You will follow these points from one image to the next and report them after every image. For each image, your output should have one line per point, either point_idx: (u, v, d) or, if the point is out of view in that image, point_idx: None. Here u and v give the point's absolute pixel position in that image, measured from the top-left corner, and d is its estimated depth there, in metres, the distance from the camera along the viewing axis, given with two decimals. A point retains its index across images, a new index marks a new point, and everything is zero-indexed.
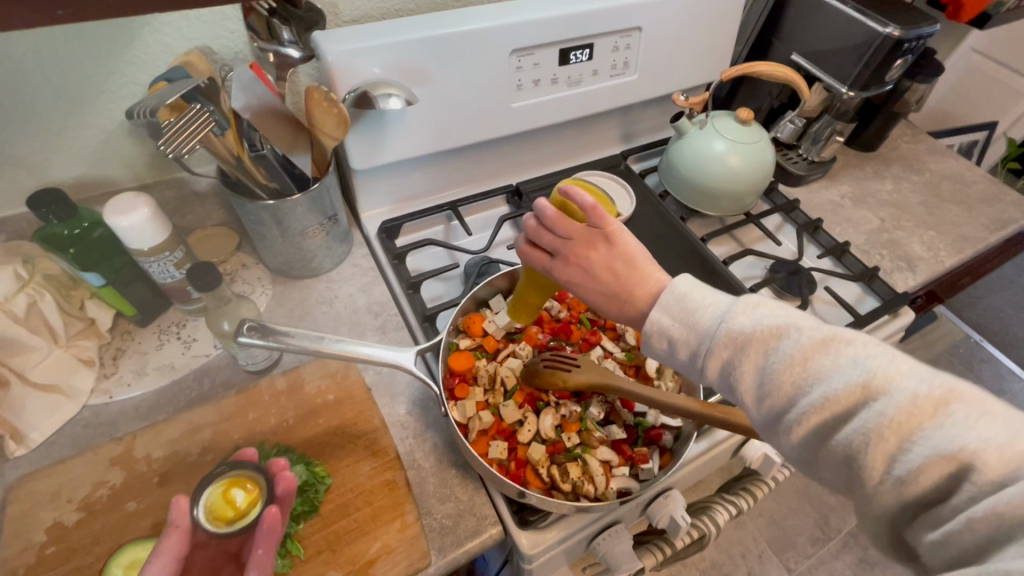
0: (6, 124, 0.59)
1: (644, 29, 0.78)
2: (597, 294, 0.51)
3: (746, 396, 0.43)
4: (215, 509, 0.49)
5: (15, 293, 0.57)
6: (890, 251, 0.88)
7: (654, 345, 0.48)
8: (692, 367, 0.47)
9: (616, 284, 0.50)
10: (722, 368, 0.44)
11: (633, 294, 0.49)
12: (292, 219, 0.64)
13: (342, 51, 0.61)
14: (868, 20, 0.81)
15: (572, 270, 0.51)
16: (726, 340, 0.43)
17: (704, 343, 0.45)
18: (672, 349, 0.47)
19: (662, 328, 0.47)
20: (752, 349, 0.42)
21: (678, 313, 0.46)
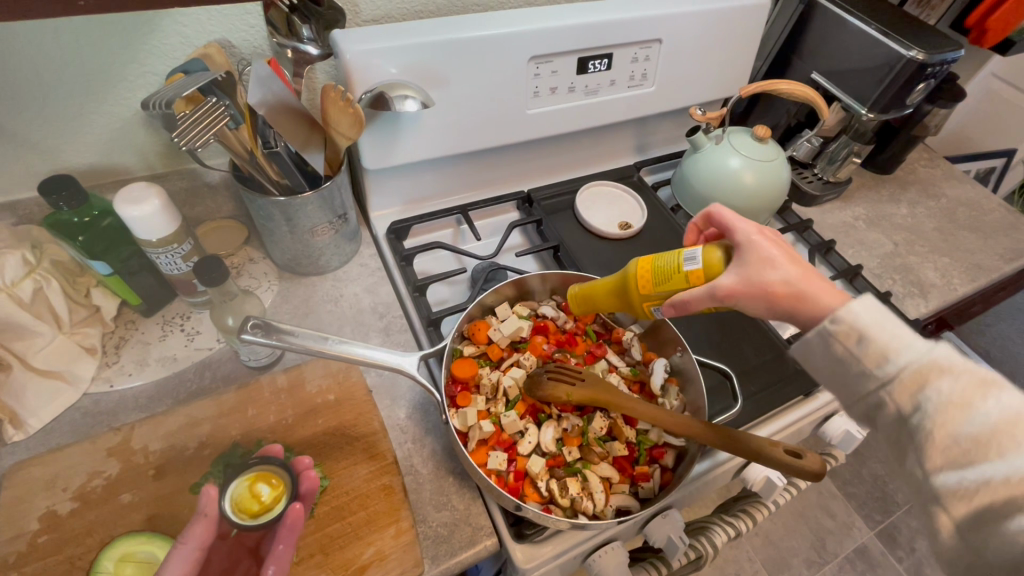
0: (24, 110, 0.59)
1: (664, 42, 0.77)
2: (770, 265, 0.44)
3: (924, 447, 0.38)
4: (241, 501, 0.53)
5: (22, 279, 0.57)
6: (902, 276, 0.87)
7: (839, 343, 0.42)
8: (869, 386, 0.41)
9: (796, 272, 0.44)
10: (910, 406, 0.39)
11: (821, 293, 0.44)
12: (302, 217, 0.64)
13: (358, 51, 0.60)
14: (891, 43, 0.80)
15: (752, 238, 0.46)
16: (934, 373, 0.38)
17: (900, 365, 0.39)
18: (859, 359, 0.41)
19: (862, 326, 0.41)
20: (960, 393, 0.37)
21: (890, 325, 0.40)
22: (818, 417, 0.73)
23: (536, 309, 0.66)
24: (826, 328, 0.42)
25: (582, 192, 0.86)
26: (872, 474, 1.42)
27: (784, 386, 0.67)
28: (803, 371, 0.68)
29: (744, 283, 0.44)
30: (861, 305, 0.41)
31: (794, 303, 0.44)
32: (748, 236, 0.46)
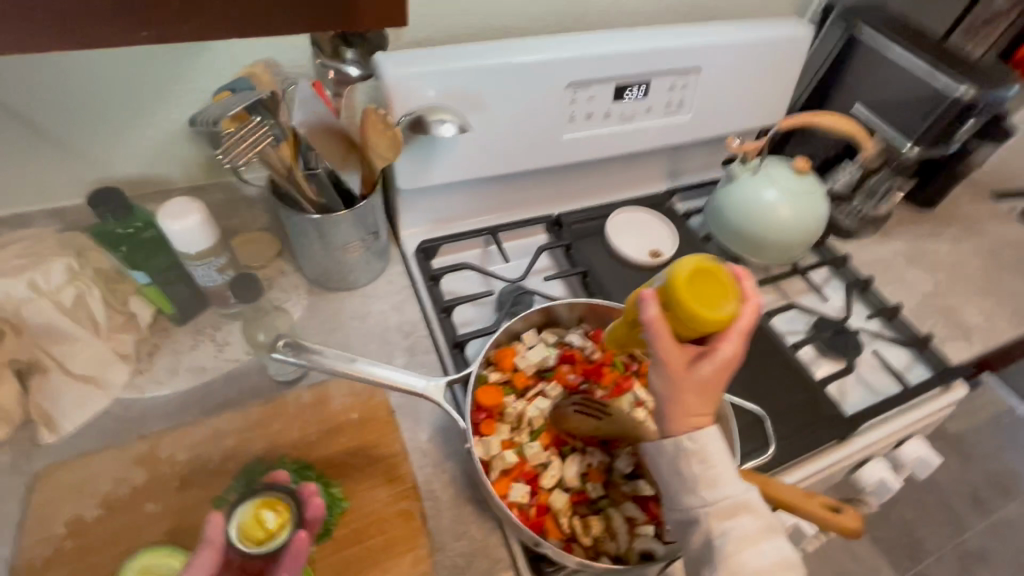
0: (77, 122, 0.61)
1: (703, 71, 0.76)
2: (696, 384, 0.42)
3: (717, 566, 0.41)
4: (246, 528, 0.46)
5: (65, 285, 0.58)
6: (944, 318, 0.83)
7: (682, 458, 0.44)
8: (691, 502, 0.44)
9: (702, 404, 0.43)
10: (717, 532, 0.43)
11: (688, 422, 0.43)
12: (336, 235, 0.65)
13: (401, 74, 0.61)
14: (943, 77, 0.79)
15: (725, 361, 0.42)
16: (742, 510, 0.43)
17: (722, 494, 0.43)
18: (692, 479, 0.44)
19: (707, 453, 0.43)
20: (755, 530, 0.42)
21: (728, 461, 0.43)
22: (851, 464, 0.71)
23: (564, 337, 0.65)
24: (680, 442, 0.44)
25: (613, 219, 0.85)
26: (900, 517, 1.39)
27: (817, 430, 0.65)
28: (837, 415, 0.67)
29: (673, 371, 0.41)
30: (713, 442, 0.43)
31: (672, 411, 0.43)
32: (723, 355, 0.41)
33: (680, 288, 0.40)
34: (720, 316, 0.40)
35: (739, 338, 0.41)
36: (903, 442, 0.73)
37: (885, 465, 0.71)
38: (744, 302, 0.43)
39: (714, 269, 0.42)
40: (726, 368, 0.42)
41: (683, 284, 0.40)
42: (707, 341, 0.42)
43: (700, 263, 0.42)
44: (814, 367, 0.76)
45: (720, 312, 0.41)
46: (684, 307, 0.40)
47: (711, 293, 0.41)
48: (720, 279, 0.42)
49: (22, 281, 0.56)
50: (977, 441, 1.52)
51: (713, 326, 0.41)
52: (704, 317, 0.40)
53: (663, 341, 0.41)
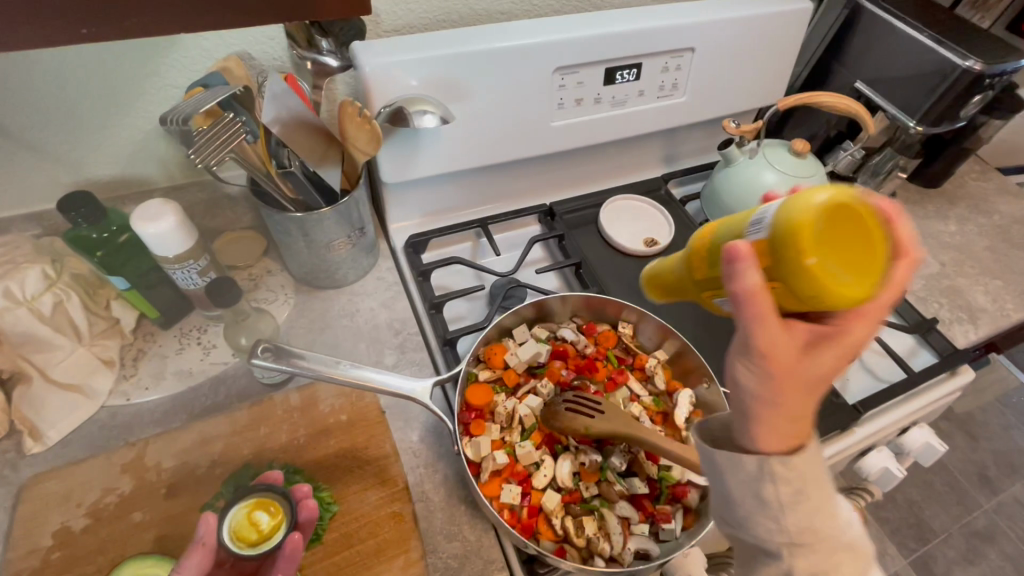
0: (46, 123, 0.59)
1: (697, 51, 0.73)
2: (807, 379, 0.33)
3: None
4: (239, 529, 0.47)
5: (42, 293, 0.57)
6: (950, 300, 0.81)
7: (769, 482, 0.35)
8: (769, 531, 0.36)
9: (806, 406, 0.34)
10: (796, 568, 0.36)
11: (782, 433, 0.34)
12: (319, 231, 0.63)
13: (378, 64, 0.59)
14: (945, 50, 0.75)
15: (844, 347, 0.33)
16: (827, 542, 0.37)
17: (809, 526, 0.36)
18: (777, 505, 0.35)
19: (807, 479, 0.35)
20: (832, 565, 0.37)
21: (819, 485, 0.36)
22: (855, 453, 0.69)
23: (555, 332, 0.64)
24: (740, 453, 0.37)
25: (605, 207, 0.83)
26: (907, 499, 1.39)
27: (821, 420, 0.64)
28: (840, 405, 0.65)
29: (776, 364, 0.32)
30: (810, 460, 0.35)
31: (762, 417, 0.34)
32: (845, 339, 0.33)
33: (806, 238, 0.31)
34: (853, 282, 0.31)
35: (868, 317, 0.33)
36: (907, 429, 0.72)
37: (888, 453, 0.69)
38: (895, 262, 0.33)
39: (858, 212, 0.32)
40: (842, 359, 0.33)
41: (806, 232, 0.32)
42: (822, 319, 0.33)
43: (839, 204, 0.32)
44: None
45: (847, 277, 0.32)
46: (806, 263, 0.31)
47: (844, 250, 0.32)
48: (861, 228, 0.32)
49: None
50: (984, 420, 1.50)
51: (835, 300, 0.32)
52: (829, 284, 0.31)
53: (766, 322, 0.31)
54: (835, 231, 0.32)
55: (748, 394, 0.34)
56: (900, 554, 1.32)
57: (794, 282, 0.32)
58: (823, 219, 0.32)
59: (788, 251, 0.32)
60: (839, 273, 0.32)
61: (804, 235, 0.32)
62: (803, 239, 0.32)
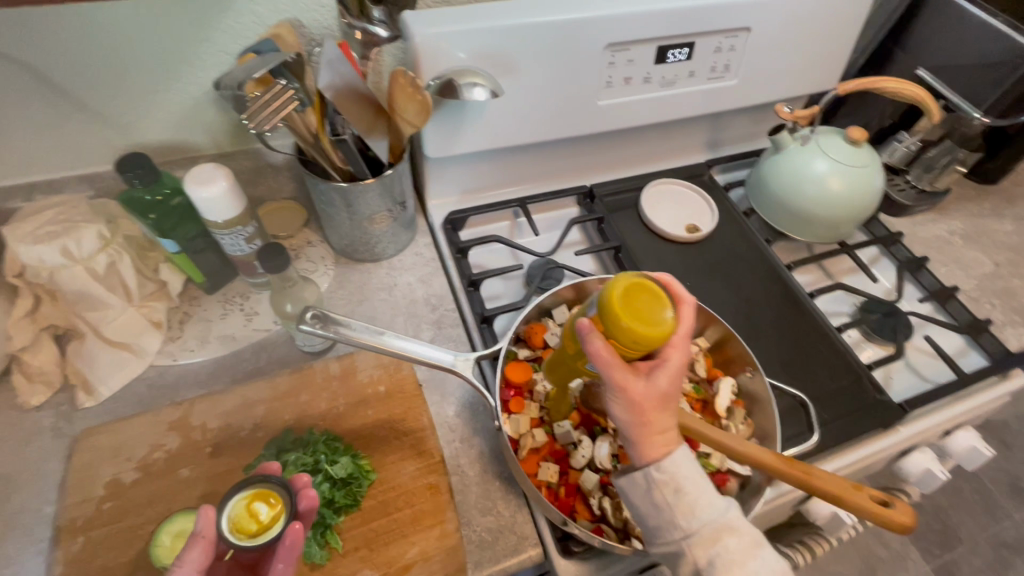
0: (101, 85, 0.60)
1: (753, 31, 0.71)
2: (650, 400, 0.40)
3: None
4: (238, 521, 0.45)
5: (97, 252, 0.57)
6: (1003, 301, 0.78)
7: (655, 490, 0.41)
8: (671, 536, 0.41)
9: (667, 421, 0.41)
10: (704, 562, 0.40)
11: (657, 447, 0.41)
12: (362, 203, 0.63)
13: (430, 34, 0.58)
14: (1018, 36, 0.72)
15: (670, 368, 0.41)
16: (726, 532, 0.41)
17: (702, 521, 0.41)
18: (670, 510, 0.41)
19: (680, 482, 0.41)
20: (741, 552, 0.40)
21: (703, 483, 0.41)
22: (897, 452, 0.67)
23: None
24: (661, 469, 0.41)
25: (646, 191, 0.81)
26: (934, 505, 1.36)
27: (861, 417, 0.62)
28: (884, 403, 0.63)
29: (630, 396, 0.40)
30: (684, 464, 0.41)
31: (638, 439, 0.41)
32: (671, 363, 0.41)
33: (614, 312, 0.40)
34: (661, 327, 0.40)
35: (682, 340, 0.42)
36: (951, 432, 0.69)
37: (931, 454, 0.67)
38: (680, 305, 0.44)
39: (645, 283, 0.43)
40: (675, 377, 0.41)
41: (616, 306, 0.40)
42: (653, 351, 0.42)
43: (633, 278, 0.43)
44: (860, 351, 0.72)
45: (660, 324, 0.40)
46: (619, 324, 0.40)
47: (641, 305, 0.41)
48: (654, 291, 0.43)
49: (55, 247, 0.54)
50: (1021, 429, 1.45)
51: (650, 341, 0.40)
52: (646, 335, 0.40)
53: (612, 366, 0.40)
54: (635, 300, 0.41)
55: (619, 426, 0.41)
56: (923, 560, 1.30)
57: (621, 337, 0.40)
58: (625, 290, 0.41)
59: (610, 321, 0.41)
60: (648, 323, 0.40)
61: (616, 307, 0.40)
62: (615, 312, 0.40)
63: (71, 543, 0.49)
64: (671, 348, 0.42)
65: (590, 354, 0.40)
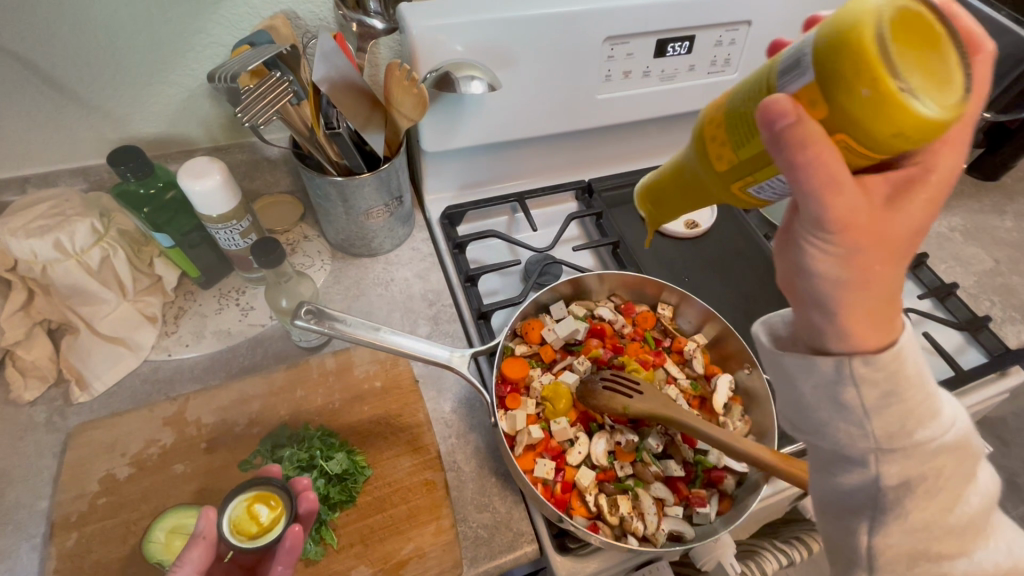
0: (94, 77, 0.59)
1: (754, 24, 0.70)
2: (885, 245, 0.30)
3: (891, 522, 0.34)
4: (239, 522, 0.47)
5: (91, 246, 0.57)
6: (1003, 298, 0.77)
7: (856, 388, 0.32)
8: (866, 439, 0.33)
9: (899, 273, 0.31)
10: (905, 479, 0.33)
11: (875, 319, 0.31)
12: (359, 198, 0.63)
13: (426, 27, 0.57)
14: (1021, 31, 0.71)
15: (930, 187, 0.29)
16: (948, 454, 0.34)
17: (924, 435, 0.33)
18: (877, 415, 0.33)
19: (903, 378, 0.32)
20: (958, 481, 0.34)
21: (927, 386, 0.33)
22: None
23: (593, 310, 0.63)
24: (851, 365, 0.32)
25: None
26: None
27: None
28: None
29: (859, 235, 0.29)
30: (909, 353, 0.32)
31: (847, 306, 0.31)
32: (930, 180, 0.29)
33: (876, 78, 0.26)
34: (941, 116, 0.26)
35: (952, 143, 0.29)
36: None
37: None
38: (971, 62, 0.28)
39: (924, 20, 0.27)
40: (931, 201, 0.29)
41: (880, 69, 0.26)
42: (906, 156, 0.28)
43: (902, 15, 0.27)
44: None
45: (948, 104, 0.26)
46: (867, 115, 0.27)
47: (916, 69, 0.26)
48: (934, 49, 0.27)
49: (47, 241, 0.54)
50: None
51: (922, 135, 0.26)
52: (920, 128, 0.26)
53: (841, 192, 0.28)
54: (906, 58, 0.26)
55: (829, 283, 0.31)
56: None
57: (876, 127, 0.27)
58: (892, 31, 0.26)
59: (848, 89, 0.27)
60: (929, 103, 0.26)
61: (880, 61, 0.26)
62: (871, 67, 0.26)
63: (65, 538, 0.49)
64: (933, 154, 0.29)
65: (806, 168, 0.27)
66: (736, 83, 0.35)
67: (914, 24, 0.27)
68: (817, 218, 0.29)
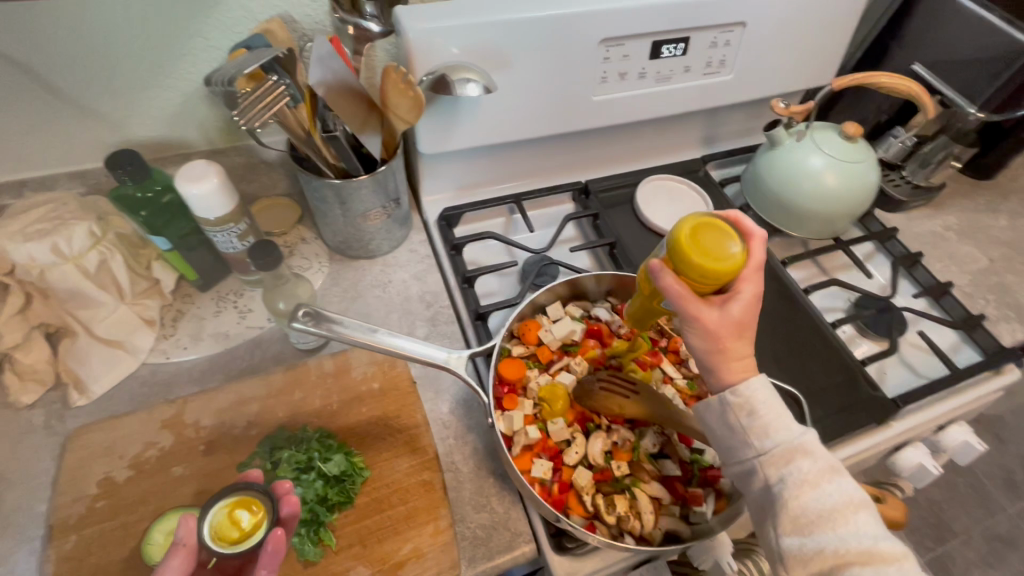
0: (91, 81, 0.59)
1: (749, 26, 0.70)
2: (728, 329, 0.43)
3: (778, 514, 0.41)
4: (220, 528, 0.46)
5: (88, 250, 0.57)
6: (998, 297, 0.78)
7: (730, 412, 0.44)
8: (745, 453, 0.43)
9: (744, 344, 0.44)
10: (775, 478, 0.42)
11: (735, 369, 0.44)
12: (356, 200, 0.63)
13: (424, 30, 0.57)
14: (1015, 31, 0.72)
15: (745, 298, 0.43)
16: (798, 454, 0.42)
17: (775, 442, 0.42)
18: (744, 431, 0.43)
19: (755, 404, 0.43)
20: (815, 473, 0.41)
21: (778, 408, 0.43)
22: (889, 447, 0.67)
23: (590, 311, 0.64)
24: (725, 398, 0.44)
25: (641, 186, 0.81)
26: (928, 499, 1.37)
27: (854, 414, 0.62)
28: (878, 398, 0.63)
29: (704, 326, 0.43)
30: (760, 390, 0.44)
31: (714, 366, 0.44)
32: (745, 295, 0.43)
33: (684, 251, 0.40)
34: (731, 263, 0.41)
35: (754, 272, 0.43)
36: (945, 427, 0.70)
37: (925, 450, 0.68)
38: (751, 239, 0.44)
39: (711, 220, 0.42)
40: (750, 306, 0.43)
41: (686, 247, 0.40)
42: (724, 284, 0.44)
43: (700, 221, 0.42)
44: (854, 347, 0.72)
45: (733, 257, 0.41)
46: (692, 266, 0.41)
47: (715, 244, 0.41)
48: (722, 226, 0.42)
49: (45, 245, 0.54)
50: None
51: (724, 276, 0.41)
52: (715, 271, 0.40)
53: (686, 302, 0.42)
54: (704, 238, 0.41)
55: (697, 352, 0.45)
56: (916, 554, 1.31)
57: (693, 275, 0.41)
58: (693, 230, 0.41)
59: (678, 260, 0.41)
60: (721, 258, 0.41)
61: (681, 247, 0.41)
62: (685, 250, 0.40)
63: (64, 541, 0.49)
64: (744, 279, 0.43)
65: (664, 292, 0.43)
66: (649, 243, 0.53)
67: (710, 223, 0.42)
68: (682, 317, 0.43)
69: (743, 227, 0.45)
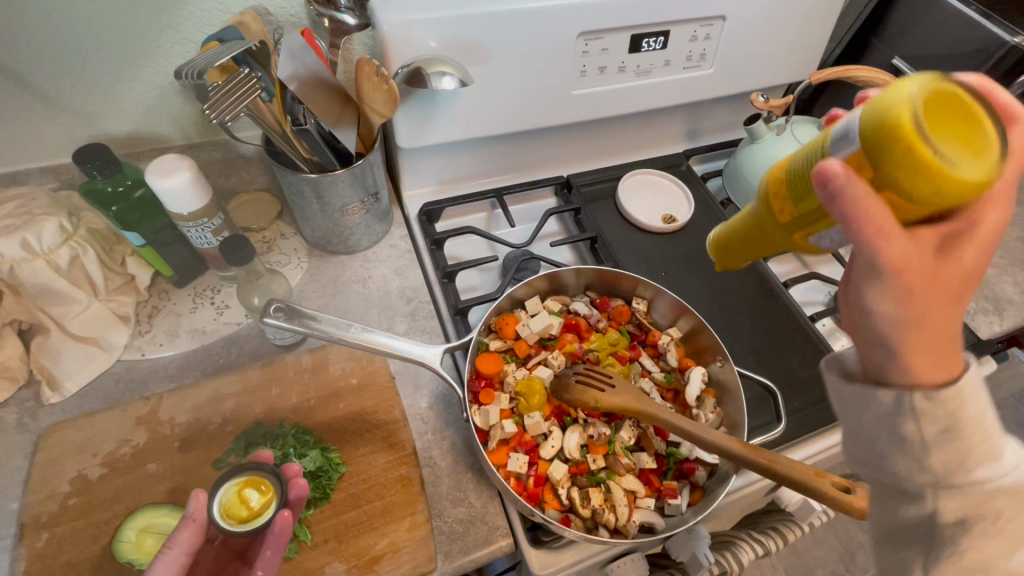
0: (61, 75, 0.58)
1: (728, 19, 0.70)
2: (946, 284, 0.30)
3: (947, 562, 0.34)
4: (230, 507, 0.48)
5: (59, 246, 0.57)
6: (976, 290, 0.78)
7: (913, 420, 0.33)
8: (917, 479, 0.34)
9: (956, 311, 0.31)
10: (954, 519, 0.34)
11: (936, 352, 0.32)
12: (333, 195, 0.62)
13: (398, 22, 0.57)
14: (991, 26, 0.72)
15: (980, 234, 0.30)
16: (1000, 496, 0.34)
17: (971, 477, 0.33)
18: (921, 446, 0.33)
19: (955, 420, 0.33)
20: (1011, 524, 0.34)
21: (984, 434, 0.33)
22: None
23: (569, 305, 0.64)
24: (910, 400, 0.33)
25: (623, 180, 0.81)
26: None
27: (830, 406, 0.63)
28: None
29: (908, 281, 0.30)
30: (970, 390, 0.33)
31: (909, 344, 0.32)
32: (981, 230, 0.30)
33: (911, 143, 0.27)
34: (982, 177, 0.27)
35: (1001, 198, 0.30)
36: None
37: None
38: (1010, 124, 0.32)
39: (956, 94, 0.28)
40: (983, 252, 0.30)
41: (909, 142, 0.27)
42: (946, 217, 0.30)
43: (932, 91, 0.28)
44: (833, 340, 0.72)
45: (980, 167, 0.27)
46: (917, 172, 0.27)
47: (946, 134, 0.27)
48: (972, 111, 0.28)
49: (14, 240, 0.54)
50: None
51: (963, 195, 0.27)
52: (959, 185, 0.27)
53: (892, 240, 0.28)
54: (940, 127, 0.28)
55: (884, 326, 0.32)
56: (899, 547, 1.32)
57: (914, 187, 0.28)
58: (924, 112, 0.28)
59: (888, 158, 0.28)
60: (963, 166, 0.27)
61: (906, 140, 0.27)
62: (911, 142, 0.27)
63: (35, 539, 0.49)
64: (987, 209, 0.30)
65: (852, 221, 0.28)
66: (798, 149, 0.37)
67: (952, 97, 0.28)
68: (870, 264, 0.30)
69: (993, 107, 0.31)
